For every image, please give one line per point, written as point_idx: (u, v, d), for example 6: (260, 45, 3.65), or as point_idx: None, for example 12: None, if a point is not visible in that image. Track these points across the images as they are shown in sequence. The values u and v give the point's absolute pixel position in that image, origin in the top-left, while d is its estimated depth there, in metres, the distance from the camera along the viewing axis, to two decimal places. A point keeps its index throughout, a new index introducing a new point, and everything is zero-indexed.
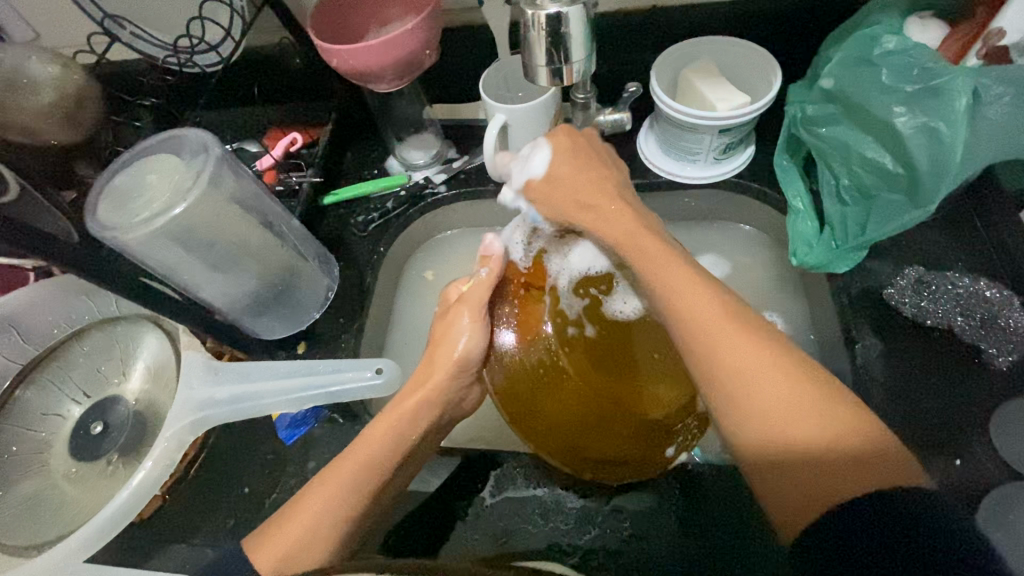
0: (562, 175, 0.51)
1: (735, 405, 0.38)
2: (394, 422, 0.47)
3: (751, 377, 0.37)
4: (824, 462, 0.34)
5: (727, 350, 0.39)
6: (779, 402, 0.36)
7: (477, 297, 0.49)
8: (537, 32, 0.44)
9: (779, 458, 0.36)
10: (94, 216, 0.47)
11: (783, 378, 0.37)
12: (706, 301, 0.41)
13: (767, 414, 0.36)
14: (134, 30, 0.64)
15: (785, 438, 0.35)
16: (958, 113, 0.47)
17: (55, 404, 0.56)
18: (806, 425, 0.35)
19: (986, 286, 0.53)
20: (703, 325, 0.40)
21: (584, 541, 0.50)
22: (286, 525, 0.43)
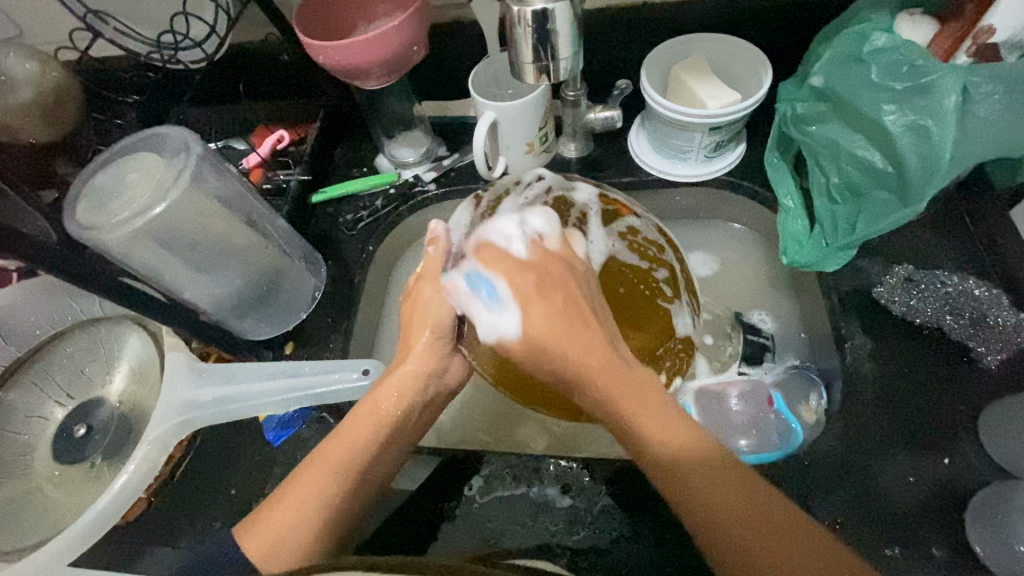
0: (542, 335, 0.39)
1: (679, 504, 0.39)
2: (377, 411, 0.47)
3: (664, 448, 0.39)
4: (747, 522, 0.37)
5: (648, 436, 0.40)
6: (677, 438, 0.39)
7: (435, 270, 0.47)
8: (524, 29, 0.43)
9: (734, 560, 0.37)
10: (73, 216, 0.46)
11: (676, 429, 0.40)
12: (652, 413, 0.40)
13: (710, 513, 0.38)
14: (116, 26, 0.63)
15: (693, 491, 0.38)
16: (947, 111, 0.47)
17: (38, 406, 0.55)
18: (707, 468, 0.39)
19: (974, 285, 0.53)
20: (634, 413, 0.40)
21: (573, 541, 0.50)
22: (272, 521, 0.43)
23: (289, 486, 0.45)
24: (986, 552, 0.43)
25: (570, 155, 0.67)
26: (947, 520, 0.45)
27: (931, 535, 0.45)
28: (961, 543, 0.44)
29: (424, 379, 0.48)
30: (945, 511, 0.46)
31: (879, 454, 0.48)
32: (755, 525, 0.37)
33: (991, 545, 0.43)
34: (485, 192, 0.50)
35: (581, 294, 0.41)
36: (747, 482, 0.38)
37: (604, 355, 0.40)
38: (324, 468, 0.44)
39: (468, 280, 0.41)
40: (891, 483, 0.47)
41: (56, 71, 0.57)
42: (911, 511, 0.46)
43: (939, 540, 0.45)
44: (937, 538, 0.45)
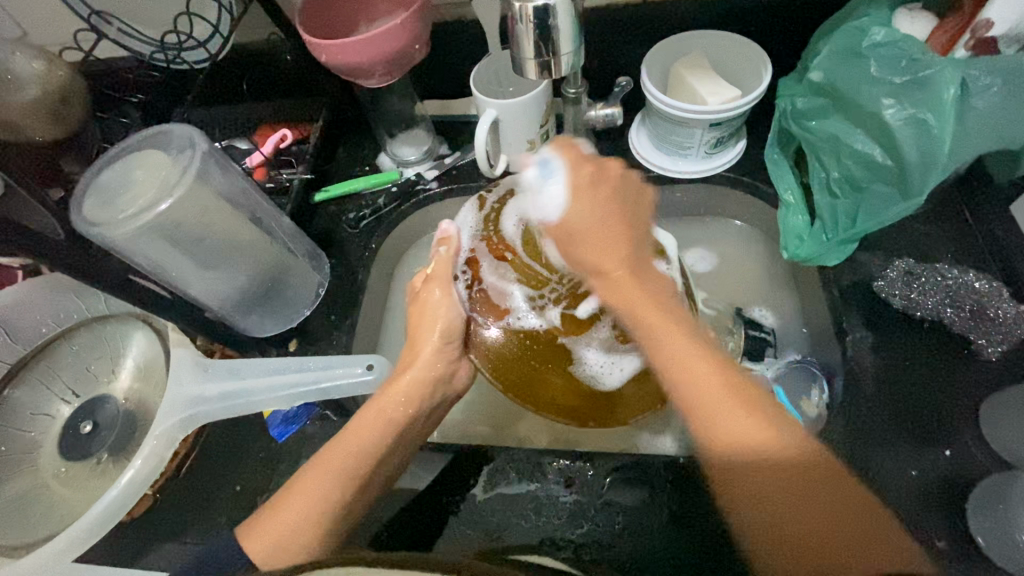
0: (575, 224, 0.44)
1: (734, 480, 0.39)
2: (376, 418, 0.47)
3: (723, 416, 0.38)
4: (795, 489, 0.37)
5: (723, 418, 0.38)
6: (740, 427, 0.38)
7: (442, 272, 0.50)
8: (525, 25, 0.44)
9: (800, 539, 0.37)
10: (79, 213, 0.46)
11: (773, 426, 0.38)
12: (682, 335, 0.41)
13: (794, 505, 0.37)
14: (120, 27, 0.64)
15: (765, 461, 0.37)
16: (946, 104, 0.47)
17: (43, 403, 0.56)
18: (779, 451, 0.38)
19: (975, 277, 0.53)
20: (704, 386, 0.39)
21: (577, 535, 0.50)
22: (270, 525, 0.43)
23: (285, 492, 0.45)
24: (989, 542, 0.43)
25: None
26: (950, 512, 0.46)
27: (934, 527, 0.45)
28: (963, 533, 0.45)
29: (433, 382, 0.50)
30: (948, 503, 0.46)
31: (881, 447, 0.49)
32: (795, 484, 0.37)
33: (994, 536, 0.43)
34: (489, 193, 0.54)
35: (638, 220, 0.47)
36: (821, 465, 0.38)
37: (651, 299, 0.43)
38: (326, 470, 0.45)
39: (540, 166, 0.47)
40: (894, 476, 0.47)
41: (61, 71, 0.58)
42: (914, 502, 0.46)
43: (942, 532, 0.45)
44: (940, 530, 0.45)
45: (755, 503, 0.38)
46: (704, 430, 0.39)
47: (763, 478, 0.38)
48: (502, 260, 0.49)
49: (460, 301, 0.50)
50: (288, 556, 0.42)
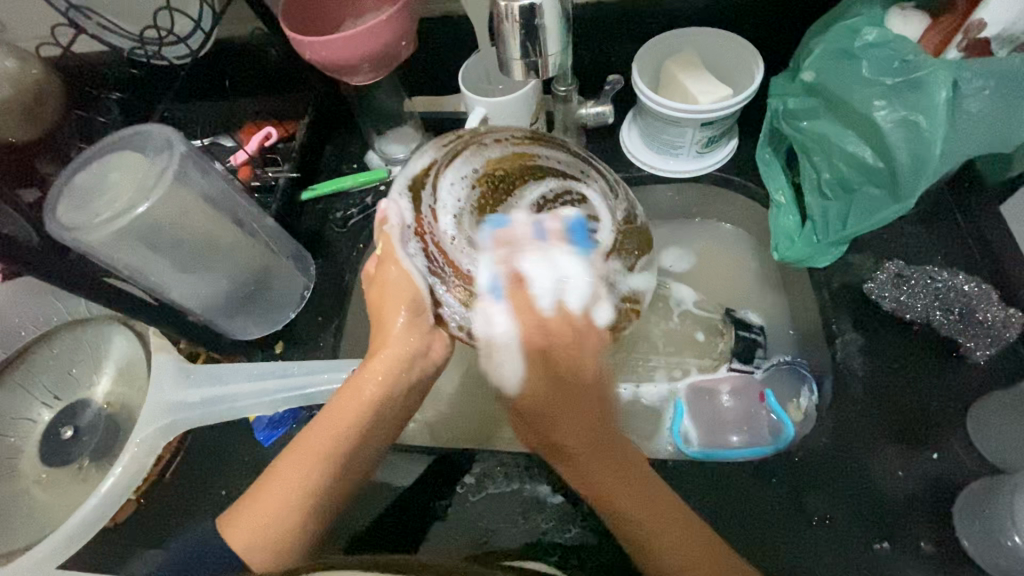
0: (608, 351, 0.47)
1: (614, 493, 0.44)
2: (355, 411, 0.45)
3: (600, 427, 0.46)
4: (636, 482, 0.45)
5: (596, 466, 0.45)
6: (589, 454, 0.45)
7: (390, 249, 0.45)
8: (512, 24, 0.42)
9: (660, 546, 0.43)
10: (54, 215, 0.45)
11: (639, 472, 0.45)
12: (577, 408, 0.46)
13: (644, 526, 0.43)
14: (100, 21, 0.62)
15: (587, 477, 0.45)
16: (937, 106, 0.46)
17: (24, 408, 0.55)
18: (616, 452, 0.46)
19: (964, 281, 0.53)
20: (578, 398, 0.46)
21: (565, 539, 0.50)
22: (254, 506, 0.44)
23: (271, 472, 0.45)
24: (975, 547, 0.43)
25: None
26: (935, 514, 0.46)
27: (919, 530, 0.45)
28: (949, 537, 0.45)
29: (406, 361, 0.46)
30: (933, 506, 0.46)
31: (870, 450, 0.49)
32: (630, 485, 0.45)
33: (980, 541, 0.43)
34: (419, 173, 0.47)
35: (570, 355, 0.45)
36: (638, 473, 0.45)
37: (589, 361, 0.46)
38: (310, 453, 0.44)
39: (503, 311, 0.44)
40: (880, 479, 0.47)
41: (37, 68, 0.57)
42: (903, 508, 0.46)
43: (927, 535, 0.45)
44: (925, 533, 0.45)
45: (621, 522, 0.44)
46: (612, 512, 0.44)
47: (614, 507, 0.44)
48: (461, 233, 0.45)
49: (419, 276, 0.45)
50: (275, 535, 0.43)
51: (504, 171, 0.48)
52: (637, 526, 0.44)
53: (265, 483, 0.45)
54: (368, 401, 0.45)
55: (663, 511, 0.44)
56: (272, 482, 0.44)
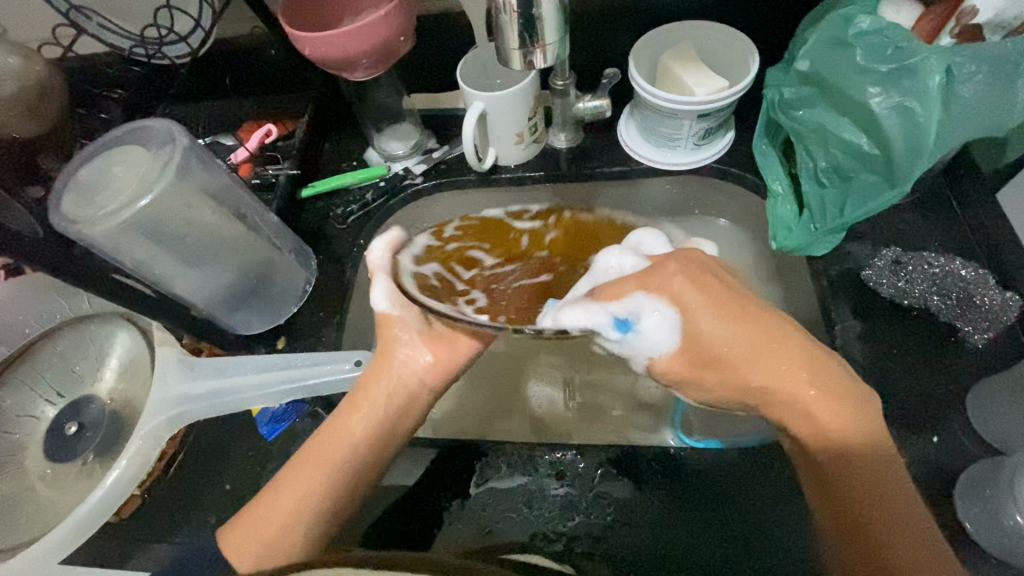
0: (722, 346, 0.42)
1: (847, 461, 0.41)
2: (347, 427, 0.47)
3: (817, 398, 0.42)
4: (869, 478, 0.40)
5: (808, 400, 0.42)
6: (839, 421, 0.42)
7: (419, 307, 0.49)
8: (509, 15, 0.43)
9: (837, 468, 0.41)
10: (58, 210, 0.46)
11: (849, 411, 0.42)
12: (813, 383, 0.42)
13: (848, 496, 0.40)
14: (100, 21, 0.63)
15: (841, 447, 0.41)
16: (931, 92, 0.47)
17: (28, 405, 0.55)
18: (845, 420, 0.42)
19: (961, 265, 0.53)
20: (790, 378, 0.43)
21: (568, 528, 0.50)
22: (258, 514, 0.45)
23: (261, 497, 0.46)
24: (977, 528, 0.43)
25: (559, 145, 0.67)
26: (937, 498, 0.46)
27: (923, 514, 0.45)
28: (952, 520, 0.45)
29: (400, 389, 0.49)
30: (936, 490, 0.46)
31: None
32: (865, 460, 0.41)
33: (981, 524, 0.43)
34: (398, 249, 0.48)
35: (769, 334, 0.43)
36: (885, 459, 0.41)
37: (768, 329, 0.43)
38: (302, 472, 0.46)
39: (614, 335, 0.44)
40: None
41: (38, 67, 0.57)
42: None
43: (931, 519, 0.45)
44: (929, 517, 0.45)
45: (850, 514, 0.40)
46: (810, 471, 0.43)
47: (841, 457, 0.41)
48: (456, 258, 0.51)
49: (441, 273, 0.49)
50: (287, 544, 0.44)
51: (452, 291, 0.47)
52: (839, 448, 0.41)
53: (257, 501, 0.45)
54: (358, 431, 0.47)
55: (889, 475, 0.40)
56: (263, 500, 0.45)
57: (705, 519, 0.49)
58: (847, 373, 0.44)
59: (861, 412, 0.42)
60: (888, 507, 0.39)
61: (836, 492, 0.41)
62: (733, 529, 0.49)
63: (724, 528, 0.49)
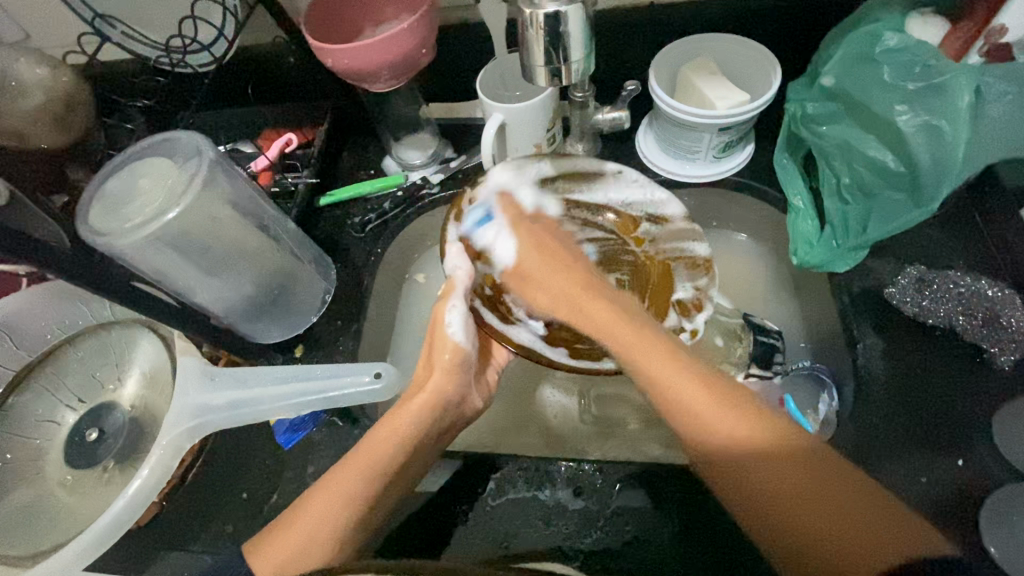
0: (529, 267, 0.52)
1: (743, 463, 0.41)
2: (371, 455, 0.46)
3: (689, 397, 0.43)
4: (766, 468, 0.40)
5: (693, 405, 0.42)
6: (727, 422, 0.41)
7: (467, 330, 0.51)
8: (535, 31, 0.43)
9: (738, 471, 0.41)
10: (87, 221, 0.46)
11: (726, 410, 0.42)
12: (680, 373, 0.44)
13: (767, 500, 0.40)
14: (124, 30, 0.63)
15: (732, 449, 0.41)
16: (960, 111, 0.46)
17: (50, 410, 0.55)
18: (716, 423, 0.42)
19: (988, 285, 0.53)
20: (626, 338, 0.46)
21: (585, 544, 0.50)
22: (286, 529, 0.44)
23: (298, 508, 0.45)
24: (1003, 554, 0.43)
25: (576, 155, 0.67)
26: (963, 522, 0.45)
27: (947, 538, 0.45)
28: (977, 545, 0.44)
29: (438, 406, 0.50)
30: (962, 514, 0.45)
31: (894, 456, 0.48)
32: (768, 459, 0.40)
33: (1009, 549, 0.43)
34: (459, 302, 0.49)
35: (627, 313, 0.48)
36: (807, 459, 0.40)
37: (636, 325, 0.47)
38: (334, 488, 0.45)
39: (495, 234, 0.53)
40: (905, 483, 0.47)
41: (66, 77, 0.58)
42: (931, 513, 0.46)
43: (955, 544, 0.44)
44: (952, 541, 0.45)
45: (767, 506, 0.40)
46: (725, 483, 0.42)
47: (735, 458, 0.41)
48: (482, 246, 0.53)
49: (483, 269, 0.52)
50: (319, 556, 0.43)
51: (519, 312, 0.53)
52: (735, 452, 0.41)
53: (292, 516, 0.45)
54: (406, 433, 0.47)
55: (814, 473, 0.39)
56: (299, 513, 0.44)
57: (725, 536, 0.49)
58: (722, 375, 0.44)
59: (741, 404, 0.42)
60: (815, 503, 0.38)
61: (788, 512, 0.39)
62: (751, 547, 0.48)
63: (743, 545, 0.48)
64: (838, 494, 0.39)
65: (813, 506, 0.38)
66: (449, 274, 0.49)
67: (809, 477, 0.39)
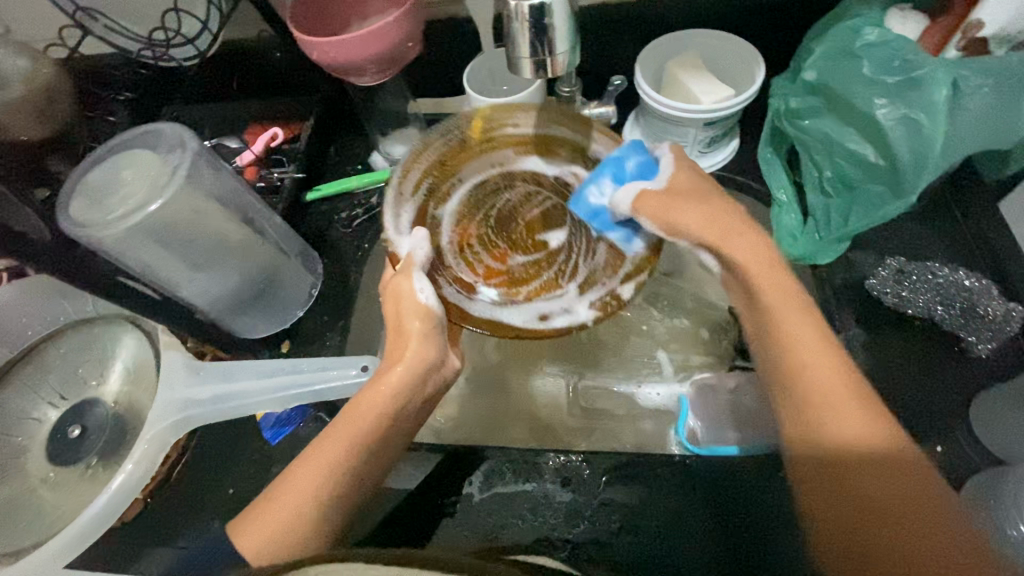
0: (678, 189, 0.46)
1: (861, 462, 0.39)
2: (356, 427, 0.45)
3: (838, 392, 0.40)
4: (887, 485, 0.38)
5: (836, 405, 0.40)
6: (854, 428, 0.39)
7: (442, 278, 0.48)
8: (521, 24, 0.43)
9: (849, 470, 0.39)
10: (67, 213, 0.46)
11: (865, 414, 0.40)
12: (829, 362, 0.41)
13: (863, 492, 0.38)
14: (106, 23, 0.63)
15: (854, 448, 0.39)
16: (937, 104, 0.47)
17: (31, 407, 0.55)
18: (860, 431, 0.39)
19: (965, 276, 0.54)
20: (794, 330, 0.42)
21: (574, 535, 0.50)
22: (267, 505, 0.44)
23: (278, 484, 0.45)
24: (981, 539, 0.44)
25: None
26: None
27: None
28: None
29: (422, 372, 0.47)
30: None
31: None
32: (884, 471, 0.39)
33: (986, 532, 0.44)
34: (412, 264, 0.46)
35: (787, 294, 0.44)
36: (913, 475, 0.38)
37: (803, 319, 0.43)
38: (315, 465, 0.44)
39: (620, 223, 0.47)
40: None
41: (46, 69, 0.57)
42: None
43: None
44: None
45: (856, 506, 0.38)
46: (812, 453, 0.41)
47: (852, 460, 0.39)
48: (429, 215, 0.51)
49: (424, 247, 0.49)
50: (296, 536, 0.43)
51: (495, 278, 0.52)
52: (858, 457, 0.39)
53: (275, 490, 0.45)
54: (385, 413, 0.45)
55: (912, 492, 0.38)
56: (280, 488, 0.44)
57: (710, 522, 0.50)
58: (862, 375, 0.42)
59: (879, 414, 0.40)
60: (910, 524, 0.37)
61: (864, 514, 0.38)
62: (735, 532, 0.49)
63: (727, 530, 0.49)
64: (957, 525, 0.37)
65: (908, 519, 0.37)
66: (406, 252, 0.46)
67: (931, 505, 0.37)
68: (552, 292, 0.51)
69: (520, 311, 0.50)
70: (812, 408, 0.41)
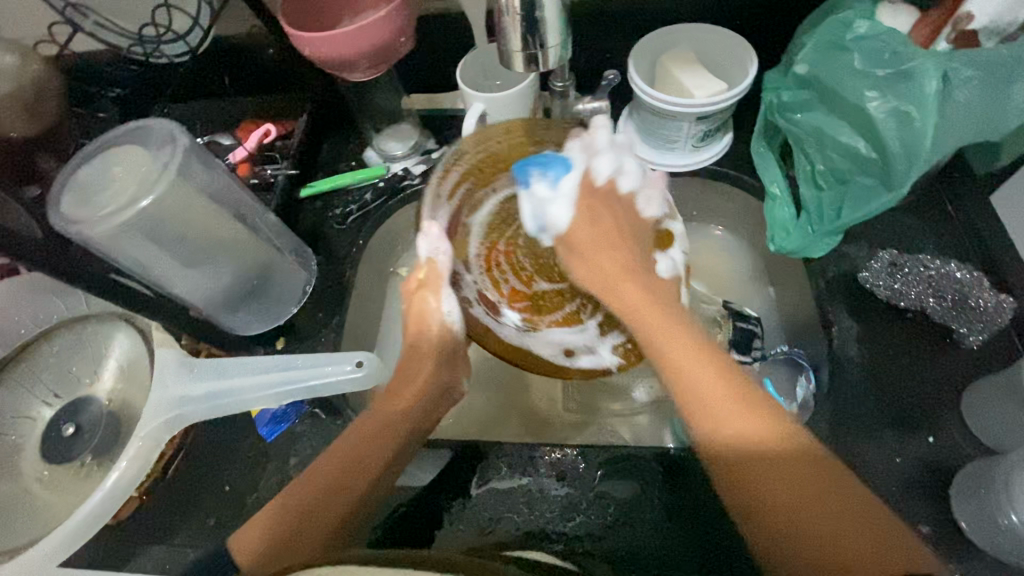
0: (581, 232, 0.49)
1: (761, 463, 0.39)
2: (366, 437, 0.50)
3: (726, 403, 0.41)
4: (794, 483, 0.39)
5: (724, 415, 0.41)
6: (745, 429, 0.40)
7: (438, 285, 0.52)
8: (512, 16, 0.43)
9: (762, 476, 0.39)
10: (56, 210, 0.45)
11: (753, 414, 0.41)
12: (713, 368, 0.43)
13: (778, 497, 0.39)
14: (96, 19, 0.64)
15: (762, 452, 0.40)
16: (927, 96, 0.47)
17: (25, 406, 0.55)
18: (749, 431, 0.40)
19: (956, 268, 0.54)
20: (682, 343, 0.44)
21: (567, 528, 0.50)
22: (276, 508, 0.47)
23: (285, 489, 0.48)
24: (972, 528, 0.44)
25: None
26: (932, 494, 0.47)
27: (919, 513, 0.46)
28: (946, 518, 0.46)
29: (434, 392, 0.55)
30: (932, 489, 0.47)
31: (867, 436, 0.49)
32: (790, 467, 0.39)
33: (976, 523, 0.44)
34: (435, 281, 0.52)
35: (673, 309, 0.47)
36: (810, 465, 0.39)
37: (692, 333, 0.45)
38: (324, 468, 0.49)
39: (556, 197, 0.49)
40: (879, 463, 0.48)
41: (35, 65, 0.57)
42: (899, 489, 0.47)
43: (926, 517, 0.46)
44: (924, 515, 0.46)
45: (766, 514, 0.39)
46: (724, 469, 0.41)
47: (759, 464, 0.39)
48: (462, 227, 0.55)
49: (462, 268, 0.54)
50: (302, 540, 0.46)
51: (516, 304, 0.56)
52: (759, 462, 0.40)
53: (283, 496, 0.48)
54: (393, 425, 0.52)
55: (817, 488, 0.39)
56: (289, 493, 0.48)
57: (706, 515, 0.50)
58: (749, 380, 0.43)
59: (768, 410, 0.42)
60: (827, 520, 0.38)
61: (777, 520, 0.39)
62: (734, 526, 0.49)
63: (724, 524, 0.49)
64: (865, 516, 0.38)
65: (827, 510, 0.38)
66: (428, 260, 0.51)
67: (842, 494, 0.39)
68: (568, 318, 0.55)
69: (540, 335, 0.55)
70: (705, 419, 0.42)
